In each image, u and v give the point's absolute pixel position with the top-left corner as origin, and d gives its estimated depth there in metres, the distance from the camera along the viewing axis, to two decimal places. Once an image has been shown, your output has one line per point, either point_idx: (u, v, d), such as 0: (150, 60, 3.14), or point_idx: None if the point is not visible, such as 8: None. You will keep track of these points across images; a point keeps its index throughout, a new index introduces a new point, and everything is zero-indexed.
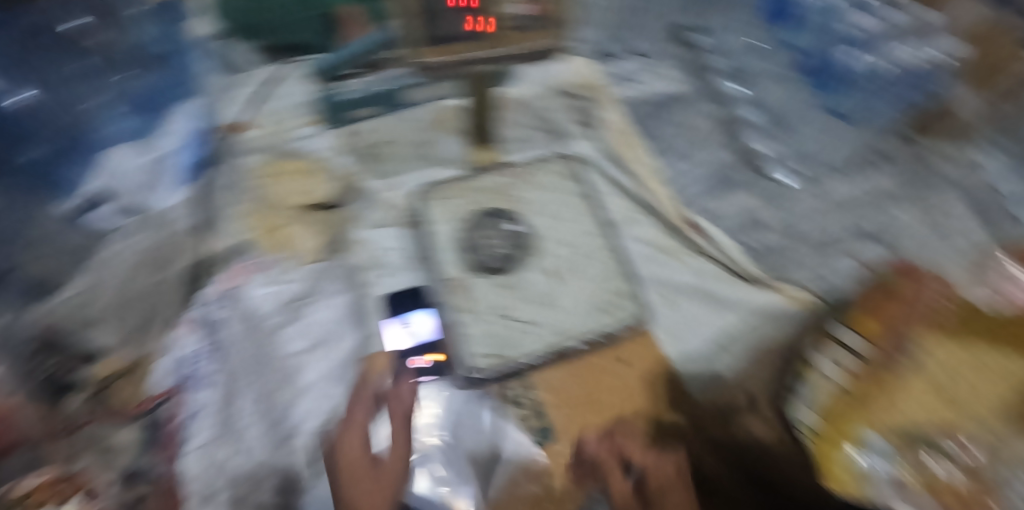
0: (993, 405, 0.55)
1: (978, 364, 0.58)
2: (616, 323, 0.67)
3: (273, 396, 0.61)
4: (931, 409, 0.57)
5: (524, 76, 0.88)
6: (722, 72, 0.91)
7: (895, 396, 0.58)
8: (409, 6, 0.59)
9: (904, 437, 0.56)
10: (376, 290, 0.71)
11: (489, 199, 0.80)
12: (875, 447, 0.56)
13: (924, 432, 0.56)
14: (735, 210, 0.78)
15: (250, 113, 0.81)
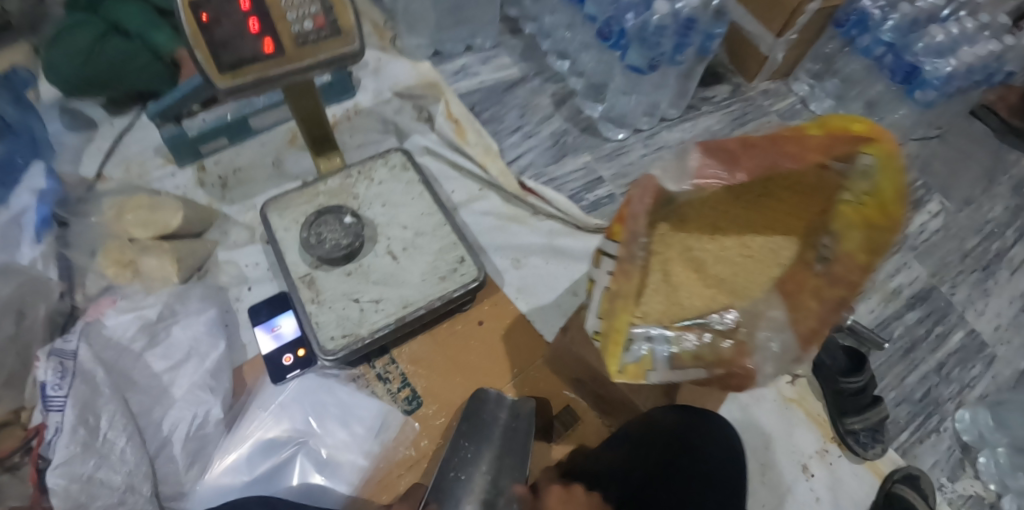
0: (724, 268, 0.57)
1: (725, 228, 0.57)
2: (458, 288, 0.71)
3: (143, 415, 0.64)
4: (691, 277, 0.57)
5: (366, 85, 0.94)
6: (551, 52, 1.02)
7: (653, 290, 0.56)
8: (192, 37, 0.63)
9: (665, 315, 0.55)
10: (243, 302, 0.77)
11: (326, 199, 0.76)
12: (633, 345, 0.52)
13: (682, 312, 0.56)
14: (572, 175, 0.91)
15: (109, 166, 0.85)
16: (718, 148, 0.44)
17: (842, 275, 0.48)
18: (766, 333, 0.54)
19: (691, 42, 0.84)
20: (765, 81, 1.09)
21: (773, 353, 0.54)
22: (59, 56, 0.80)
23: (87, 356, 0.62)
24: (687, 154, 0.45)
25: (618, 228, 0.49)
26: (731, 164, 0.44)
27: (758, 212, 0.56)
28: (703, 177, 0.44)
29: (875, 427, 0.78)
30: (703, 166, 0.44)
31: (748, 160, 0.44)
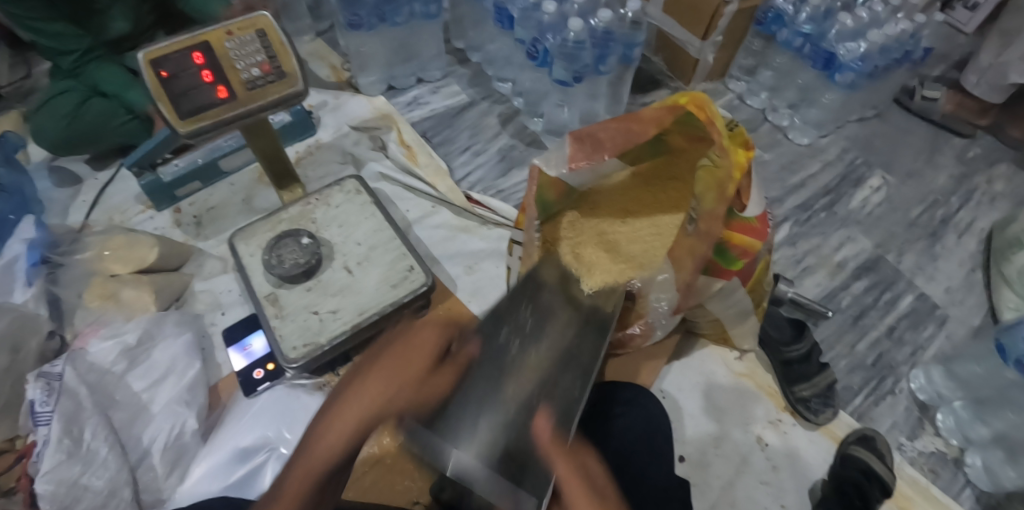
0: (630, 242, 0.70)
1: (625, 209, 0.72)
2: (408, 294, 0.77)
3: (126, 428, 0.71)
4: (604, 250, 0.70)
5: (325, 123, 1.03)
6: (495, 77, 1.11)
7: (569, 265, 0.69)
8: (153, 91, 0.71)
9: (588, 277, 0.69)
10: (217, 326, 0.85)
11: (288, 225, 0.83)
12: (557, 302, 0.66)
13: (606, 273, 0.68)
14: (517, 186, 0.98)
15: (94, 214, 0.97)
16: (588, 137, 0.61)
17: (707, 231, 0.56)
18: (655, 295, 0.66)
19: (613, 52, 0.91)
20: (701, 82, 1.16)
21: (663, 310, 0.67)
22: (46, 123, 0.94)
23: (72, 378, 0.69)
24: (562, 146, 0.62)
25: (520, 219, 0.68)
26: (597, 149, 0.61)
27: (649, 197, 0.72)
28: (574, 163, 0.61)
29: (824, 393, 0.81)
30: (574, 153, 0.61)
31: (608, 142, 0.60)
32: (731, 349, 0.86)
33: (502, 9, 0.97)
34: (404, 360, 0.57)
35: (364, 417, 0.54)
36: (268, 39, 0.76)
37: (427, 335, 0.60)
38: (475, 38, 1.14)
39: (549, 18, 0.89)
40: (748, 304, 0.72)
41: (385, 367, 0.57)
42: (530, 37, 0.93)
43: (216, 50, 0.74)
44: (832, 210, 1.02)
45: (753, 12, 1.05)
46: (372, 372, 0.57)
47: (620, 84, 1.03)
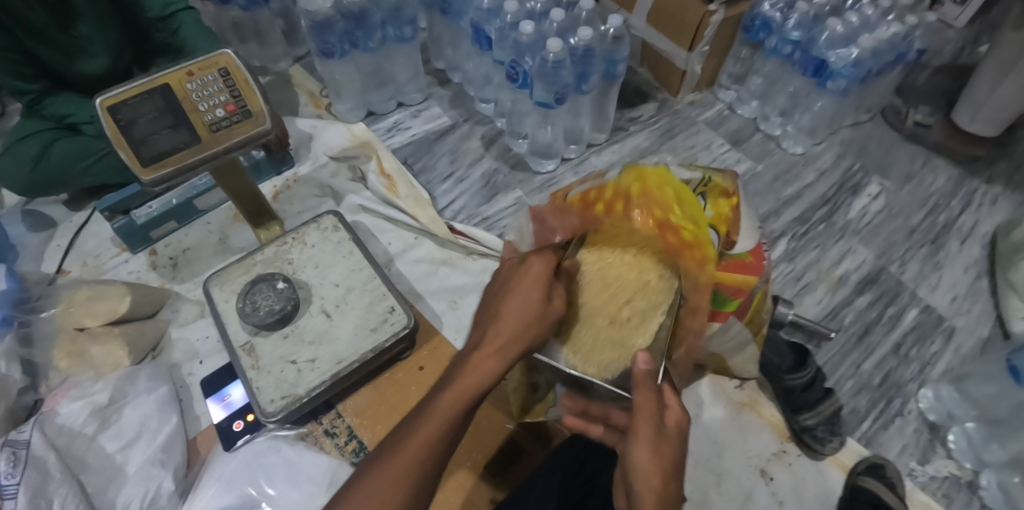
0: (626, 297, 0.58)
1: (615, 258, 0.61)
2: (388, 337, 0.74)
3: (97, 495, 0.67)
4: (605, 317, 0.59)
5: (303, 155, 1.00)
6: (476, 99, 1.08)
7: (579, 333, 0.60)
8: (111, 138, 0.67)
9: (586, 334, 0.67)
10: (195, 377, 0.81)
11: (262, 267, 0.80)
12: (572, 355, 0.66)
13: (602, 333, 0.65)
14: (502, 212, 0.95)
15: (68, 260, 0.93)
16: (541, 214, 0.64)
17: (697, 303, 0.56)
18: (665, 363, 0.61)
19: (593, 70, 0.88)
20: (690, 92, 1.12)
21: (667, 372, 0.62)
22: (11, 164, 0.91)
23: (39, 444, 0.66)
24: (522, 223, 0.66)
25: None
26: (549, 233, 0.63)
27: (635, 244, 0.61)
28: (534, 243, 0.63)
29: (831, 420, 0.77)
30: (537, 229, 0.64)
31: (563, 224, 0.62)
32: (730, 377, 0.83)
33: (479, 30, 0.93)
34: (528, 299, 0.53)
35: (513, 340, 0.51)
36: (231, 78, 0.73)
37: (543, 267, 0.56)
38: (455, 58, 1.10)
39: (527, 39, 0.86)
40: (744, 336, 0.69)
41: (506, 315, 0.52)
42: (509, 58, 0.90)
43: (178, 93, 0.70)
44: (830, 221, 0.99)
45: (739, 19, 1.01)
46: (520, 300, 0.53)
47: (605, 100, 1.00)
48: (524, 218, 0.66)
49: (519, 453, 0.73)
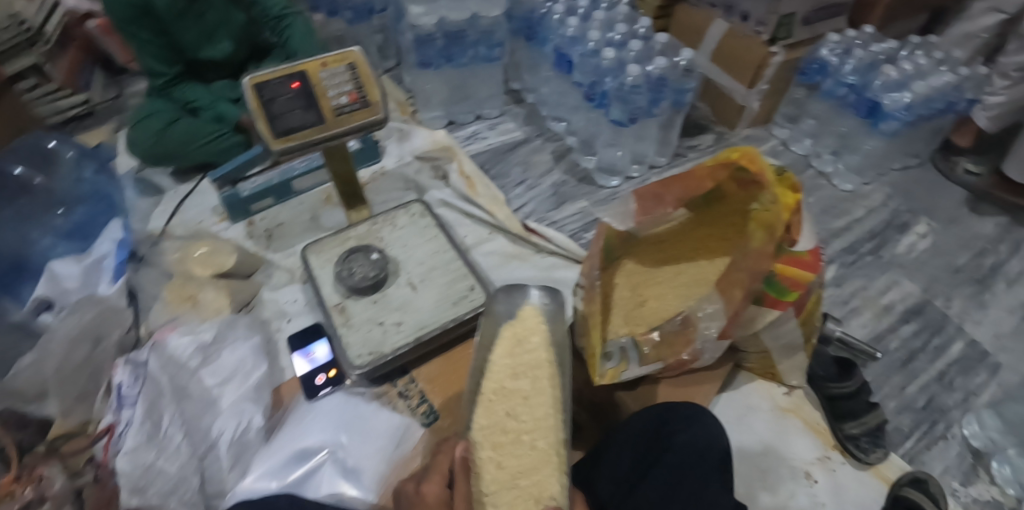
0: (524, 462, 0.61)
1: (506, 412, 0.64)
2: (468, 311, 0.81)
3: (195, 420, 0.74)
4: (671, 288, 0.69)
5: (390, 152, 1.10)
6: (549, 116, 1.17)
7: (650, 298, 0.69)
8: (254, 111, 0.79)
9: (633, 328, 0.67)
10: (282, 333, 0.89)
11: (356, 242, 0.88)
12: (613, 353, 0.64)
13: (642, 327, 0.67)
14: (570, 218, 1.02)
15: (172, 223, 1.00)
16: (645, 191, 0.61)
17: (755, 267, 0.56)
18: (705, 322, 0.61)
19: (664, 97, 0.98)
20: (746, 127, 1.21)
21: (712, 338, 0.61)
22: (139, 134, 1.03)
23: (155, 367, 0.76)
24: (626, 202, 0.62)
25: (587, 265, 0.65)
26: (657, 203, 0.60)
27: (521, 384, 0.66)
28: (640, 216, 0.61)
29: (875, 432, 0.81)
30: (639, 210, 0.61)
31: (667, 195, 0.60)
32: (778, 384, 0.87)
33: (561, 54, 1.04)
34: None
35: None
36: (357, 72, 0.85)
37: (435, 487, 0.55)
38: (531, 81, 1.21)
39: (608, 63, 0.96)
40: (798, 338, 0.74)
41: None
42: (589, 81, 1.00)
43: (311, 79, 0.83)
44: (877, 254, 1.04)
45: (797, 63, 1.11)
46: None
47: (670, 127, 1.08)
48: (626, 202, 0.62)
49: None
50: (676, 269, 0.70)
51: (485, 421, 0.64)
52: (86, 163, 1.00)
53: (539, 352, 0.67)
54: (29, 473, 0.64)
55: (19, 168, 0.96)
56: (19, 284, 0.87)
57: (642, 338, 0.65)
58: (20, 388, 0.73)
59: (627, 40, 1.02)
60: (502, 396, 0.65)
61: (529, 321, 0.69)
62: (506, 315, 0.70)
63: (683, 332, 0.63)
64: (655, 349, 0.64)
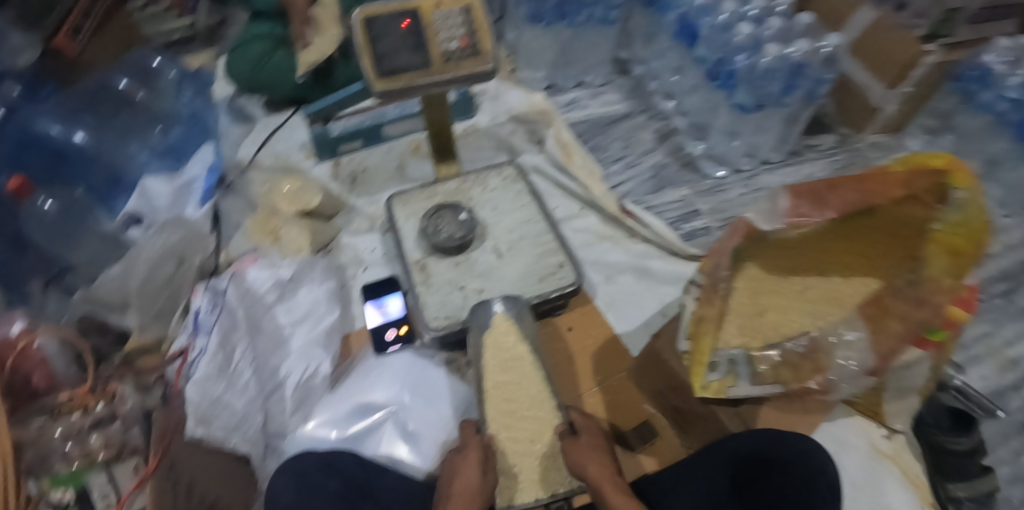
0: (533, 433, 0.65)
1: (508, 398, 0.66)
2: (555, 290, 0.75)
3: (264, 358, 0.72)
4: (797, 298, 0.62)
5: (486, 108, 1.04)
6: (657, 93, 1.08)
7: (773, 306, 0.62)
8: (361, 47, 0.75)
9: (748, 341, 0.60)
10: (356, 281, 0.85)
11: (444, 198, 0.84)
12: (720, 364, 0.58)
13: (758, 342, 0.60)
14: (668, 205, 0.94)
15: (260, 155, 0.97)
16: (807, 190, 0.52)
17: (928, 297, 0.51)
18: (845, 352, 0.56)
19: (800, 86, 0.89)
20: (875, 133, 1.07)
21: (851, 370, 0.56)
22: (239, 61, 0.99)
23: (232, 298, 0.74)
24: (777, 198, 0.53)
25: (706, 263, 0.58)
26: (819, 204, 0.51)
27: (511, 375, 0.67)
28: (795, 215, 0.51)
29: (982, 499, 0.73)
30: (794, 208, 0.52)
31: (838, 198, 0.51)
32: (878, 424, 0.77)
33: (685, 23, 0.94)
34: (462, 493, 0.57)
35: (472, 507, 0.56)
36: (472, 19, 0.79)
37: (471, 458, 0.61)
38: (643, 53, 1.11)
39: (742, 39, 0.85)
40: (920, 380, 0.65)
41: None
42: (715, 57, 0.90)
43: (423, 21, 0.78)
44: (1009, 297, 0.92)
45: (954, 67, 0.97)
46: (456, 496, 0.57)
47: (793, 123, 0.98)
48: (774, 194, 0.54)
49: (654, 437, 0.73)
50: (803, 282, 0.63)
51: (495, 412, 0.66)
52: (186, 85, 1.01)
53: (517, 349, 0.68)
54: (103, 387, 0.64)
55: (123, 81, 0.94)
56: (110, 196, 0.88)
57: (759, 355, 0.58)
58: (104, 296, 0.76)
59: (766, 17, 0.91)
60: (499, 389, 0.67)
61: (502, 326, 0.69)
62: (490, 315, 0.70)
63: (808, 357, 0.57)
64: (772, 369, 0.58)
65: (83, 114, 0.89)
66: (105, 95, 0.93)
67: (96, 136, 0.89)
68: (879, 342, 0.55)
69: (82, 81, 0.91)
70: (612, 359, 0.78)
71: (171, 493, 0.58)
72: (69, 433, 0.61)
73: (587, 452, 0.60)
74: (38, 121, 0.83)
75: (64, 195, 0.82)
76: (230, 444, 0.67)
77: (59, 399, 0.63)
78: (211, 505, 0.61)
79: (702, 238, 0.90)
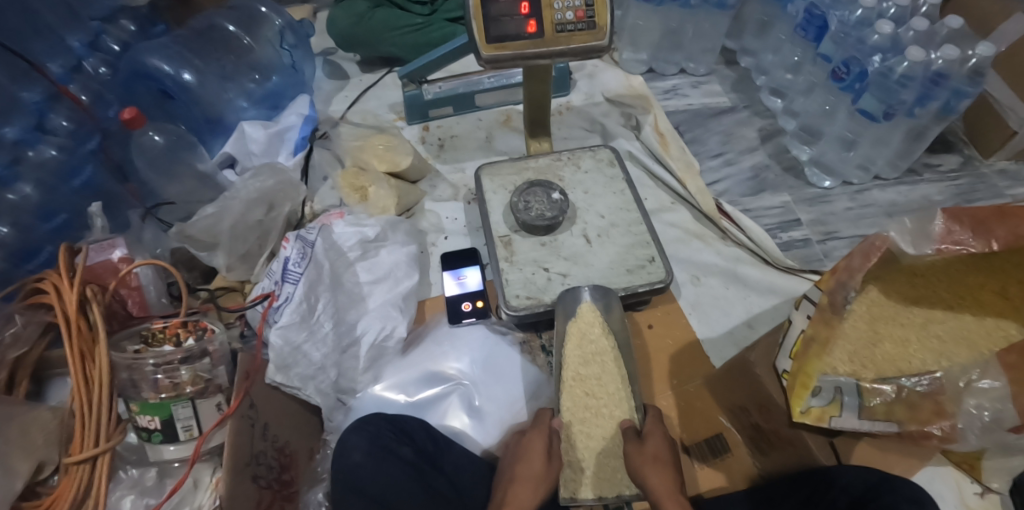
0: (607, 431, 0.64)
1: (586, 392, 0.66)
2: (643, 284, 0.71)
3: (344, 313, 0.72)
4: (915, 331, 0.58)
5: (581, 88, 1.02)
6: (764, 89, 1.02)
7: (889, 335, 0.57)
8: (472, 9, 0.71)
9: (858, 370, 0.56)
10: (437, 249, 0.85)
11: (535, 174, 0.82)
12: (822, 390, 0.54)
13: (869, 372, 0.56)
14: (765, 210, 0.89)
15: (352, 111, 0.99)
16: (971, 215, 0.46)
17: None
18: (976, 399, 0.51)
19: (936, 96, 0.78)
20: (1004, 159, 0.96)
21: (982, 422, 0.51)
22: (340, 17, 1.00)
23: (320, 251, 0.72)
24: (928, 220, 0.47)
25: (826, 278, 0.53)
26: (983, 233, 0.46)
27: (593, 370, 0.67)
28: (948, 241, 0.46)
29: None
30: (947, 233, 0.46)
31: (1003, 229, 0.45)
32: (971, 479, 0.71)
33: (813, 15, 0.87)
34: (530, 479, 0.56)
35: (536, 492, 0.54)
36: None
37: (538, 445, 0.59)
38: (755, 44, 1.04)
39: (879, 38, 0.78)
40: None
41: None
42: (844, 56, 0.83)
43: None
44: None
45: None
46: (525, 483, 0.56)
47: (918, 138, 0.90)
48: (925, 213, 0.48)
49: (725, 451, 0.68)
50: (928, 314, 0.58)
51: (570, 402, 0.65)
52: (289, 35, 0.97)
53: (602, 342, 0.68)
54: (195, 322, 0.60)
55: (230, 25, 0.94)
56: (209, 136, 0.89)
57: (870, 388, 0.54)
58: (197, 237, 0.73)
59: (908, 17, 0.82)
60: (578, 381, 0.66)
61: (588, 315, 0.69)
62: (573, 305, 0.69)
63: (930, 398, 0.53)
64: (885, 405, 0.54)
65: (187, 53, 0.87)
66: (208, 34, 0.93)
67: (199, 74, 0.86)
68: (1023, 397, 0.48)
69: (194, 21, 0.94)
70: (690, 365, 0.75)
71: (249, 432, 0.59)
72: (160, 364, 0.58)
73: (655, 459, 0.55)
74: (147, 58, 0.83)
75: (170, 132, 0.79)
76: (305, 393, 0.67)
77: (153, 326, 0.61)
78: (281, 448, 0.63)
79: (800, 250, 0.84)
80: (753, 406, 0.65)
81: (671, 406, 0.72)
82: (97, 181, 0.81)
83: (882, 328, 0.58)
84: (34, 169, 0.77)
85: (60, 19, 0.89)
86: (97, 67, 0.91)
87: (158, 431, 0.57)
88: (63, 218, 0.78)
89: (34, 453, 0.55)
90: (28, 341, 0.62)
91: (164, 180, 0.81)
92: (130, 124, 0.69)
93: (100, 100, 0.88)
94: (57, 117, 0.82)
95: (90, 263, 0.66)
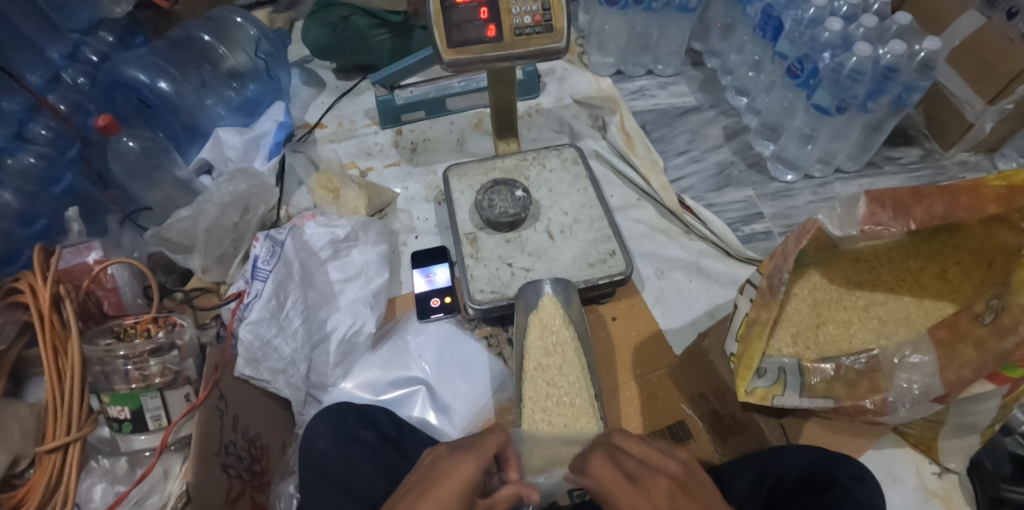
0: (568, 418, 0.65)
1: (547, 382, 0.67)
2: (603, 277, 0.73)
3: (316, 312, 0.75)
4: (856, 314, 0.59)
5: (551, 90, 1.05)
6: (729, 89, 1.05)
7: (832, 316, 0.60)
8: (434, 16, 0.74)
9: (802, 351, 0.58)
10: (408, 248, 0.87)
11: (501, 174, 0.85)
12: (767, 371, 0.55)
13: (812, 353, 0.58)
14: (729, 205, 0.91)
15: (328, 117, 1.03)
16: (892, 196, 0.48)
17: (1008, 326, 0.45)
18: (907, 374, 0.53)
19: (888, 91, 0.80)
20: (964, 151, 0.98)
21: (913, 395, 0.53)
22: (315, 25, 1.02)
23: (291, 251, 0.75)
24: (854, 203, 0.49)
25: (767, 262, 0.54)
26: (901, 214, 0.48)
27: (554, 359, 0.69)
28: (871, 223, 0.48)
29: None
30: (869, 216, 0.48)
31: (923, 208, 0.47)
32: (930, 460, 0.72)
33: (769, 16, 0.89)
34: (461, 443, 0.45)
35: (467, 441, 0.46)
36: None
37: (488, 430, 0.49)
38: (719, 46, 1.07)
39: (830, 35, 0.81)
40: (983, 421, 0.59)
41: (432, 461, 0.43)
42: (799, 53, 0.85)
43: None
44: None
45: None
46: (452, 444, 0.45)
47: (876, 131, 0.91)
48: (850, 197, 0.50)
49: (687, 438, 0.70)
50: (870, 297, 0.60)
51: (532, 392, 0.67)
52: (264, 43, 1.01)
53: (563, 332, 0.69)
54: (165, 317, 0.64)
55: (206, 36, 0.97)
56: (188, 144, 0.93)
57: (811, 367, 0.56)
58: (172, 238, 0.77)
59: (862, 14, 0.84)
60: (540, 372, 0.68)
61: (549, 307, 0.71)
62: (532, 301, 0.71)
63: (866, 375, 0.55)
64: (825, 382, 0.56)
65: (164, 64, 0.90)
66: (184, 43, 0.95)
67: (176, 84, 0.90)
68: (948, 369, 0.50)
69: (172, 33, 0.96)
70: (653, 354, 0.76)
71: (217, 424, 0.61)
72: (131, 356, 0.60)
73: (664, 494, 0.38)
74: (125, 68, 0.87)
75: (143, 136, 0.81)
76: (275, 387, 0.69)
77: (124, 322, 0.63)
78: (252, 440, 0.65)
79: (762, 242, 0.87)
80: (711, 392, 0.66)
81: (633, 396, 0.73)
82: (77, 187, 0.85)
83: (822, 312, 0.60)
84: (16, 176, 0.78)
85: (39, 31, 0.93)
86: (76, 77, 0.95)
87: (128, 421, 0.59)
88: (43, 223, 0.81)
89: (11, 446, 0.56)
90: (6, 339, 0.64)
91: (139, 186, 0.84)
92: (106, 130, 0.72)
93: (78, 110, 0.92)
94: (37, 126, 0.86)
95: (66, 266, 0.69)
